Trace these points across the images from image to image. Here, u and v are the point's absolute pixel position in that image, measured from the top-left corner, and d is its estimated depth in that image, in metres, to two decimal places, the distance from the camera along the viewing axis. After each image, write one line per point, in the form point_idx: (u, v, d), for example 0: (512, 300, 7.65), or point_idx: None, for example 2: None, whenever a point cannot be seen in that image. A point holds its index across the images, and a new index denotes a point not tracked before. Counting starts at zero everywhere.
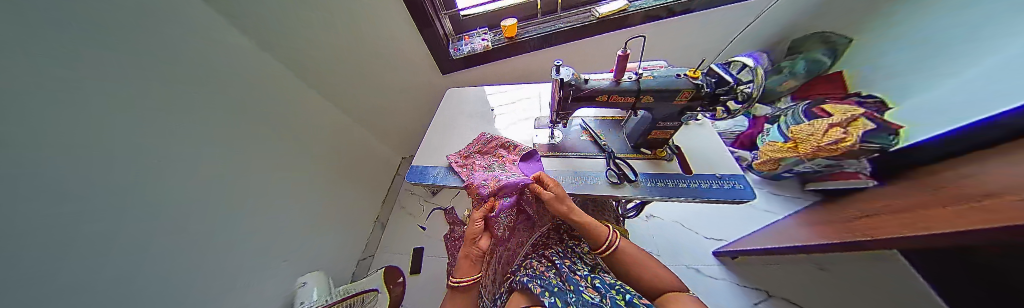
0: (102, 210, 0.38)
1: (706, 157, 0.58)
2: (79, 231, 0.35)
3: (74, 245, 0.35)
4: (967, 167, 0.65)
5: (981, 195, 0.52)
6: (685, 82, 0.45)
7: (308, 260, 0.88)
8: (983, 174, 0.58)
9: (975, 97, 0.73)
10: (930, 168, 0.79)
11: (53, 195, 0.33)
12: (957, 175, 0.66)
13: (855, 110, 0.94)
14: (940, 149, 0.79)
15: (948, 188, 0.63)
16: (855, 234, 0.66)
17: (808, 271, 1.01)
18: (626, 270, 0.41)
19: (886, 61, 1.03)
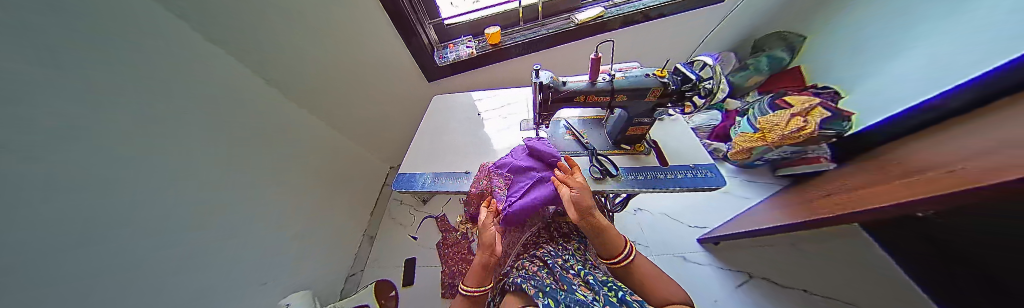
0: (91, 235, 0.37)
1: (680, 150, 0.62)
2: (63, 257, 0.34)
3: (52, 274, 0.33)
4: (908, 147, 0.73)
5: (917, 170, 0.59)
6: (652, 81, 0.49)
7: (296, 278, 0.85)
8: (919, 152, 0.65)
9: (922, 81, 0.85)
10: (879, 150, 0.88)
11: (39, 225, 0.31)
12: (899, 154, 0.74)
13: (813, 101, 1.04)
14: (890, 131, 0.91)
15: (895, 166, 0.70)
16: (819, 213, 0.72)
17: (784, 250, 1.08)
18: (642, 283, 0.41)
19: (832, 57, 1.19)
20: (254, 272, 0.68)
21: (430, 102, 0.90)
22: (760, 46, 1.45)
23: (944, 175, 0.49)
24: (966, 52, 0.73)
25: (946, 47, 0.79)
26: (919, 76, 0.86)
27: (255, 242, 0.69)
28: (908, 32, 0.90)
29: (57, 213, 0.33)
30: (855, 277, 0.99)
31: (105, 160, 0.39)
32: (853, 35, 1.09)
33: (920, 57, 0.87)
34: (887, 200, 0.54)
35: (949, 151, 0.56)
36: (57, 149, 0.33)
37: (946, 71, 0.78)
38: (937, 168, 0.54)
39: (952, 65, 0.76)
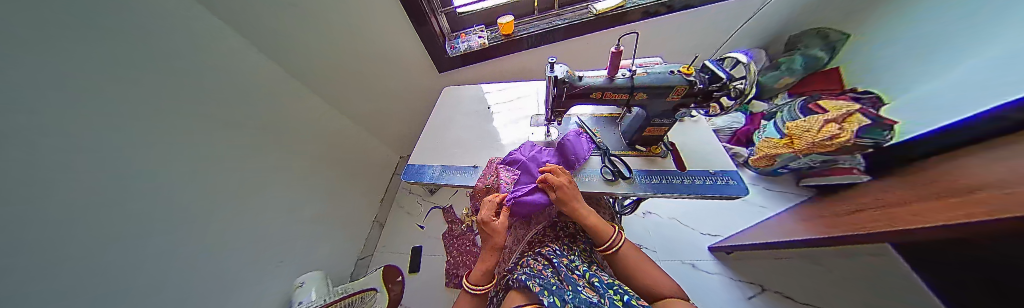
0: (100, 212, 0.39)
1: (701, 154, 0.58)
2: (66, 234, 0.35)
3: (60, 248, 0.34)
4: (958, 163, 0.66)
5: (968, 190, 0.53)
6: (678, 79, 0.45)
7: (306, 259, 0.89)
8: (972, 168, 0.59)
9: (970, 94, 0.74)
10: (924, 164, 0.79)
11: (41, 201, 0.32)
12: (948, 169, 0.67)
13: (852, 106, 0.94)
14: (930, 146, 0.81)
15: (942, 182, 0.63)
16: (848, 229, 0.67)
17: (801, 265, 1.03)
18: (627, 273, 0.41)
19: (888, 55, 1.04)
20: (262, 251, 0.71)
21: (441, 94, 0.89)
22: (794, 43, 1.35)
23: (1001, 196, 0.44)
24: (1012, 68, 0.65)
25: (1002, 57, 0.68)
26: (970, 88, 0.75)
27: (261, 223, 0.71)
28: (978, 31, 0.77)
29: (53, 192, 0.34)
30: None
31: (89, 140, 0.39)
32: (924, 32, 0.93)
33: (979, 65, 0.75)
34: (927, 219, 0.50)
35: (1011, 169, 0.50)
36: (42, 126, 0.32)
37: (990, 87, 0.68)
38: (991, 189, 0.48)
39: (996, 81, 0.67)
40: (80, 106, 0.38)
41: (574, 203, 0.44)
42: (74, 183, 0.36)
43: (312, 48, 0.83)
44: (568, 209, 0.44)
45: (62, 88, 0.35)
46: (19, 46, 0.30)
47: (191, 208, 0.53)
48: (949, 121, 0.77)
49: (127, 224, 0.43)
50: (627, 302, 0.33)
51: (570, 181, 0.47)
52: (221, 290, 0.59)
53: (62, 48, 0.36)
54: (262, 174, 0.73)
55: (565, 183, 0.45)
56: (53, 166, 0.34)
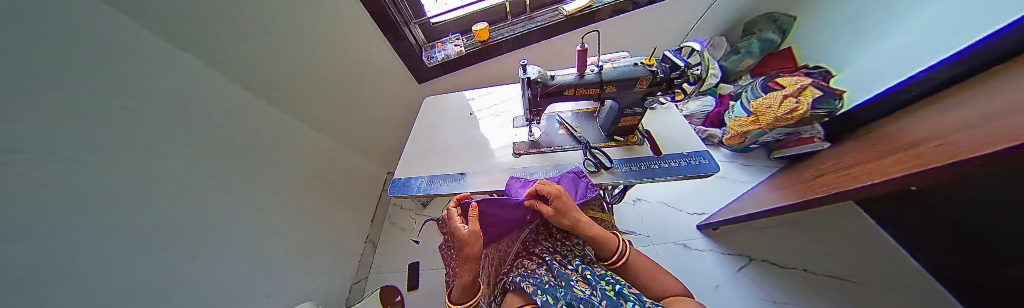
0: (123, 253, 0.38)
1: (673, 138, 0.62)
2: (104, 277, 0.35)
3: (89, 293, 0.33)
4: (908, 121, 0.74)
5: (917, 143, 0.59)
6: (641, 70, 0.48)
7: (300, 289, 0.84)
8: (925, 123, 0.65)
9: (929, 43, 0.84)
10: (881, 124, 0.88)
11: (71, 244, 0.31)
12: (901, 127, 0.75)
13: (803, 80, 1.05)
14: (877, 106, 0.95)
15: (895, 139, 0.70)
16: (816, 192, 0.72)
17: (782, 232, 1.10)
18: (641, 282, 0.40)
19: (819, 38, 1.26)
20: (261, 283, 0.68)
21: (422, 105, 0.89)
22: (750, 28, 1.44)
23: (934, 148, 0.50)
24: (949, 26, 0.79)
25: (932, 22, 0.85)
26: (905, 52, 0.91)
27: (263, 253, 0.69)
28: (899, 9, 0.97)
29: (93, 237, 0.34)
30: (848, 252, 1.01)
31: (124, 179, 0.39)
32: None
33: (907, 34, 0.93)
34: (883, 175, 0.55)
35: (954, 118, 0.56)
36: (81, 172, 0.33)
37: (928, 47, 0.84)
38: (934, 140, 0.55)
39: (933, 41, 0.83)
40: (123, 147, 0.39)
41: (572, 214, 0.42)
42: (103, 228, 0.36)
43: (309, 74, 0.83)
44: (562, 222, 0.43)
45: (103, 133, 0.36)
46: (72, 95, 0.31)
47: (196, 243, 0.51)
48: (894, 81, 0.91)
49: (145, 265, 0.42)
50: (619, 291, 0.35)
51: (563, 188, 0.44)
52: None
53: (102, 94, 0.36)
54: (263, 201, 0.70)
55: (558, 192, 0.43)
56: (90, 211, 0.34)
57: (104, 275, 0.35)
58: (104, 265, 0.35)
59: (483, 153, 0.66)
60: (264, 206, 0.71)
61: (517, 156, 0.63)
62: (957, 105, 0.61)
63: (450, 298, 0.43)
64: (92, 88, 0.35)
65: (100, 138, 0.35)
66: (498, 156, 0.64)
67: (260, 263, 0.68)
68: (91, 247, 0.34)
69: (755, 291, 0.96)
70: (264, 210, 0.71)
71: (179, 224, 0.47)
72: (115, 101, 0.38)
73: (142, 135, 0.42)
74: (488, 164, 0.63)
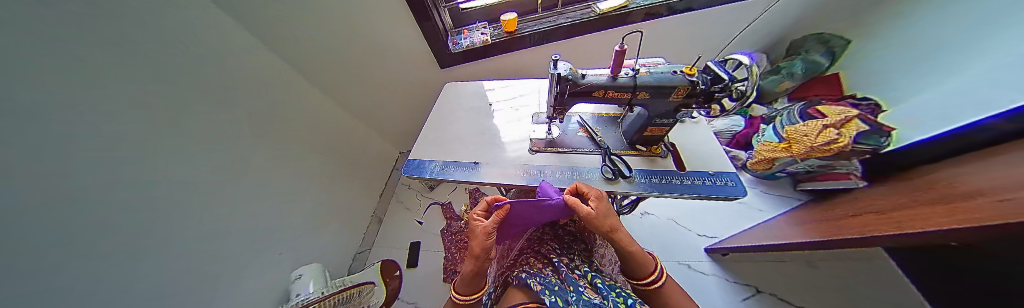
0: (98, 204, 0.37)
1: (700, 156, 0.58)
2: (88, 222, 0.36)
3: (58, 241, 0.32)
4: (965, 170, 0.66)
5: (971, 195, 0.54)
6: (680, 79, 0.46)
7: (302, 254, 0.87)
8: (987, 176, 0.58)
9: (985, 87, 0.74)
10: (933, 170, 0.79)
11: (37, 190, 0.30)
12: (954, 176, 0.67)
13: (850, 112, 0.96)
14: (937, 151, 0.85)
15: (946, 188, 0.64)
16: (845, 232, 0.67)
17: (798, 269, 1.04)
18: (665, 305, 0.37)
19: (869, 65, 1.12)
20: (261, 245, 0.70)
21: (443, 90, 0.89)
22: (798, 47, 1.36)
23: (992, 203, 0.46)
24: (1004, 73, 0.70)
25: (990, 64, 0.75)
26: (962, 95, 0.81)
27: (268, 216, 0.72)
28: (953, 46, 0.86)
29: (76, 180, 0.34)
30: (868, 302, 0.94)
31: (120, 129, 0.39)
32: (918, 31, 0.95)
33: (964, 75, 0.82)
34: (915, 226, 0.52)
35: (1023, 174, 0.49)
36: (56, 120, 0.32)
37: (987, 92, 0.74)
38: (992, 195, 0.49)
39: (991, 86, 0.73)
40: (105, 98, 0.38)
41: (612, 221, 0.40)
42: (81, 174, 0.35)
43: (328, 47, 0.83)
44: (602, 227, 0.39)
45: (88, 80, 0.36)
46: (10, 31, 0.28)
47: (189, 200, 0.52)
48: (953, 127, 0.80)
49: (138, 216, 0.43)
50: (630, 305, 0.34)
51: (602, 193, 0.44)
52: (215, 285, 0.57)
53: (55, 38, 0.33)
54: (262, 168, 0.71)
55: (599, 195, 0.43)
56: (69, 158, 0.34)
57: (91, 220, 0.36)
58: (79, 213, 0.35)
59: (499, 146, 0.66)
60: (268, 171, 0.73)
61: (533, 153, 0.62)
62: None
63: (456, 288, 0.42)
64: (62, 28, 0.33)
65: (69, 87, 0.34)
66: (513, 150, 0.64)
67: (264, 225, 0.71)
68: (73, 192, 0.34)
69: None
70: (270, 174, 0.73)
71: (166, 183, 0.47)
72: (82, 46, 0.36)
73: (120, 86, 0.41)
74: (503, 158, 0.63)
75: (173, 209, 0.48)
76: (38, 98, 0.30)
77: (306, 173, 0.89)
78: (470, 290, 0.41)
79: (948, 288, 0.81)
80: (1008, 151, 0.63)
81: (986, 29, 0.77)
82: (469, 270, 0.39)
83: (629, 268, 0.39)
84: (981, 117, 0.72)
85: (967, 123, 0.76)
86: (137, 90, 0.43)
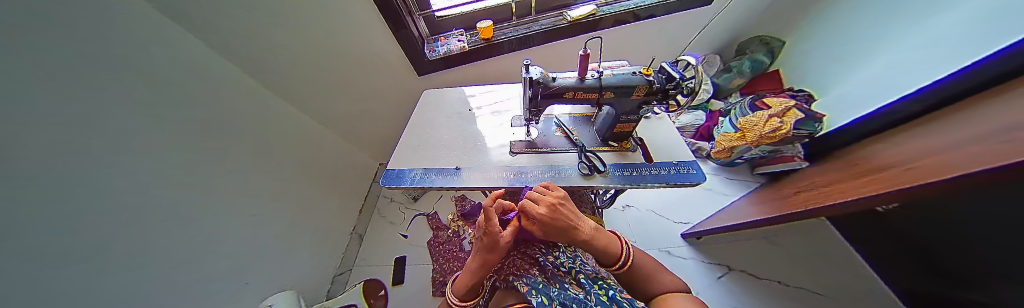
0: (70, 238, 0.34)
1: (665, 148, 0.64)
2: (57, 260, 0.33)
3: (32, 279, 0.30)
4: (878, 147, 0.79)
5: (885, 166, 0.64)
6: (639, 79, 0.50)
7: (280, 279, 0.81)
8: (894, 150, 0.69)
9: (913, 71, 0.89)
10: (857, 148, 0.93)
11: (19, 226, 0.28)
12: (871, 152, 0.80)
13: (788, 102, 1.11)
14: (856, 131, 1.02)
15: (866, 163, 0.75)
16: (793, 207, 0.76)
17: (761, 245, 1.15)
18: (640, 279, 0.41)
19: (805, 60, 1.32)
20: (239, 272, 0.65)
21: (421, 97, 0.88)
22: (743, 49, 1.51)
23: (902, 171, 0.55)
24: (936, 56, 0.83)
25: (917, 51, 0.90)
26: (888, 79, 0.97)
27: (244, 239, 0.67)
28: (876, 40, 1.03)
29: (49, 211, 0.32)
30: (818, 268, 1.07)
31: (91, 154, 0.37)
32: (848, 28, 1.13)
33: (890, 62, 0.98)
34: (858, 193, 0.58)
35: (919, 148, 0.60)
36: (42, 149, 0.31)
37: (913, 75, 0.89)
38: (898, 165, 0.60)
39: (920, 69, 0.87)
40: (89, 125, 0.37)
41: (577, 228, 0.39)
42: (58, 206, 0.33)
43: (303, 58, 0.80)
44: (566, 237, 0.39)
45: (72, 104, 0.34)
46: (15, 65, 0.28)
47: (163, 228, 0.48)
48: (875, 108, 0.97)
49: (108, 249, 0.39)
50: (612, 296, 0.36)
51: (564, 196, 0.43)
52: None
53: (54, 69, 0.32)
54: (243, 189, 0.67)
55: (559, 199, 0.41)
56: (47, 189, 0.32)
57: (61, 256, 0.33)
58: (53, 249, 0.32)
59: (478, 151, 0.66)
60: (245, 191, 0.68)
61: (514, 155, 0.64)
62: (923, 135, 0.66)
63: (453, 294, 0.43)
64: (50, 51, 0.31)
65: (58, 116, 0.32)
66: (494, 154, 0.65)
67: (240, 251, 0.66)
68: (46, 226, 0.31)
69: (732, 300, 1.00)
70: (247, 194, 0.68)
71: (139, 210, 0.44)
72: (83, 75, 0.36)
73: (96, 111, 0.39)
74: (484, 161, 0.64)
75: (143, 239, 0.44)
76: (28, 127, 0.29)
77: (283, 192, 0.83)
78: (469, 297, 0.42)
79: (884, 249, 0.94)
80: (911, 128, 0.76)
81: (911, 22, 0.92)
82: (467, 282, 0.41)
83: (599, 257, 0.41)
84: (904, 97, 0.87)
85: (889, 103, 0.91)
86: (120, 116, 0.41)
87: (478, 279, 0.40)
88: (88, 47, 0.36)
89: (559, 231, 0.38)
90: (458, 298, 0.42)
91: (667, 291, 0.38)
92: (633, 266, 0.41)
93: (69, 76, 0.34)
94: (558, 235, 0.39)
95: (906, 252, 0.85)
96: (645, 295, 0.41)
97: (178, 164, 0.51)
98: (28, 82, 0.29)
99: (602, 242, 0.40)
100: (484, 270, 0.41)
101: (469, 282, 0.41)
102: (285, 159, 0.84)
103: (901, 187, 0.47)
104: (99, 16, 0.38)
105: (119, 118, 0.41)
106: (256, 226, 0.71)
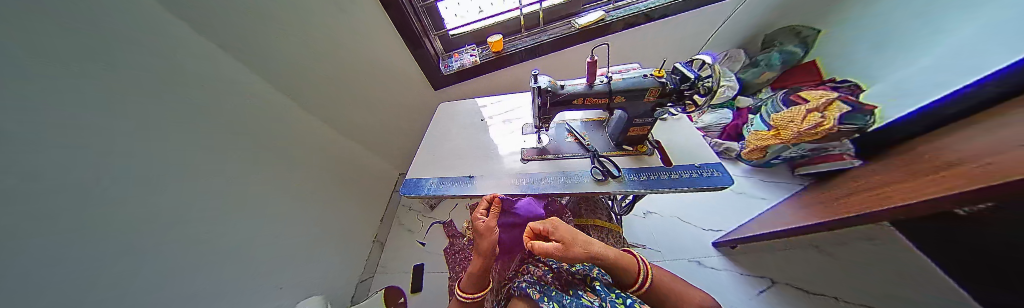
0: (67, 249, 0.36)
1: (686, 151, 0.60)
2: (56, 271, 0.35)
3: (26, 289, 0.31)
4: (950, 141, 0.68)
5: (961, 162, 0.55)
6: (651, 82, 0.49)
7: (301, 285, 0.85)
8: (973, 143, 0.59)
9: (977, 55, 0.78)
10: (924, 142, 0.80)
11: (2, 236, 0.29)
12: (942, 146, 0.68)
13: (830, 95, 1.00)
14: (914, 125, 0.90)
15: (936, 159, 0.65)
16: (844, 212, 0.68)
17: (810, 255, 1.02)
18: (672, 299, 0.38)
19: (847, 47, 1.21)
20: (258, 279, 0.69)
21: (437, 109, 0.93)
22: (771, 41, 1.38)
23: (981, 168, 0.47)
24: (999, 38, 0.73)
25: (983, 33, 0.78)
26: (952, 65, 0.85)
27: (264, 247, 0.72)
28: (938, 20, 0.91)
29: (41, 222, 0.34)
30: (888, 286, 0.91)
31: (95, 172, 0.40)
32: (902, 9, 1.00)
33: (957, 45, 0.85)
34: (921, 195, 0.51)
35: (1004, 140, 0.51)
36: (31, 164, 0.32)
37: (976, 60, 0.78)
38: (976, 161, 0.51)
39: (984, 53, 0.76)
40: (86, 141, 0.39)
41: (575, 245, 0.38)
42: (52, 217, 0.35)
43: None
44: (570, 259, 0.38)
45: (63, 117, 0.36)
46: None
47: (175, 238, 0.51)
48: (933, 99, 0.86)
49: (109, 259, 0.41)
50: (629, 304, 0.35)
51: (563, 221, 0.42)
52: None
53: (40, 88, 0.34)
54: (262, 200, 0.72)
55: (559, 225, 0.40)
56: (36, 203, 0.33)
57: (55, 265, 0.35)
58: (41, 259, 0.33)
59: (491, 159, 0.68)
60: (264, 202, 0.73)
61: (526, 162, 0.65)
62: (1009, 124, 0.55)
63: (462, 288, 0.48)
64: (38, 69, 0.33)
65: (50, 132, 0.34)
66: (506, 162, 0.66)
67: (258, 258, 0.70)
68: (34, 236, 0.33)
69: None
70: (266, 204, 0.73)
71: (147, 221, 0.47)
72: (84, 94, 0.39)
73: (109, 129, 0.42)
74: (496, 169, 0.65)
75: (155, 246, 0.47)
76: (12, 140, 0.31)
77: (305, 202, 0.89)
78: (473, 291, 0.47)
79: (965, 262, 0.81)
80: (994, 116, 0.63)
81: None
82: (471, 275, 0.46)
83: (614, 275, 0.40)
84: (965, 86, 0.77)
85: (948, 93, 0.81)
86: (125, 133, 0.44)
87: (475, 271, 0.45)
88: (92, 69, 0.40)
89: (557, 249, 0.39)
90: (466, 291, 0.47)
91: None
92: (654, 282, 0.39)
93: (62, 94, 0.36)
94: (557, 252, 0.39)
95: (991, 265, 0.72)
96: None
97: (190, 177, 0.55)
98: (11, 97, 0.31)
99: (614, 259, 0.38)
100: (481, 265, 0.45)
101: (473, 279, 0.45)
102: (306, 172, 0.90)
103: (972, 188, 0.42)
104: (102, 31, 0.42)
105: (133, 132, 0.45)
106: (278, 235, 0.77)
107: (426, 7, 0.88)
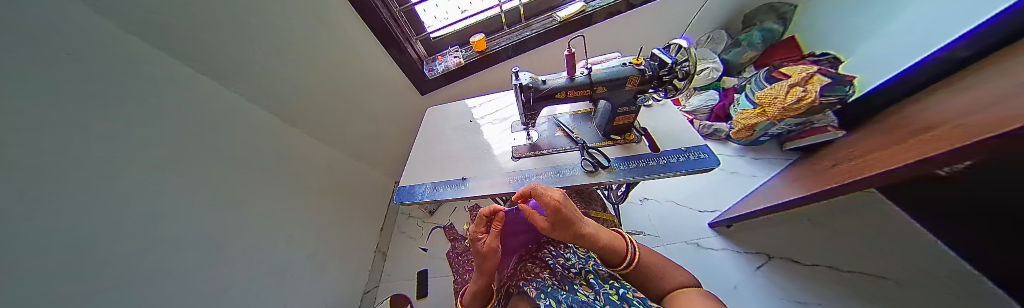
0: (91, 280, 0.37)
1: (672, 135, 0.61)
2: (85, 300, 0.36)
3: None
4: (925, 104, 0.70)
5: (937, 124, 0.57)
6: (630, 70, 0.50)
7: (308, 300, 0.85)
8: (947, 105, 0.61)
9: (951, 22, 0.81)
10: (901, 108, 0.83)
11: (28, 275, 0.30)
12: (919, 110, 0.71)
13: (810, 69, 1.02)
14: (892, 93, 0.93)
15: (913, 122, 0.67)
16: (831, 182, 0.69)
17: (803, 227, 1.05)
18: (654, 275, 0.40)
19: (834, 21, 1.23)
20: (266, 298, 0.69)
21: (427, 114, 0.92)
22: (751, 20, 1.41)
23: (953, 129, 0.49)
24: (969, 5, 0.76)
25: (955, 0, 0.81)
26: (930, 33, 0.88)
27: (270, 266, 0.72)
28: None
29: (65, 257, 0.34)
30: (877, 249, 0.94)
31: (109, 203, 0.40)
32: None
33: (932, 14, 0.88)
34: (899, 161, 0.53)
35: (973, 99, 0.53)
36: (49, 202, 0.33)
37: (950, 27, 0.81)
38: (949, 123, 0.53)
39: (957, 19, 0.79)
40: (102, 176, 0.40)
41: (577, 225, 0.38)
42: (80, 251, 0.36)
43: (312, 93, 0.87)
44: (568, 234, 0.39)
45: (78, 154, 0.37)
46: (22, 125, 0.30)
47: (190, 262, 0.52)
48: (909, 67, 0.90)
49: (133, 286, 0.42)
50: (622, 295, 0.35)
51: (564, 196, 0.39)
52: None
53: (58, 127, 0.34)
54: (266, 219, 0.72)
55: (560, 201, 0.37)
56: (59, 238, 0.34)
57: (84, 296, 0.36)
58: (69, 291, 0.34)
59: (482, 160, 0.68)
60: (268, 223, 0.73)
61: (517, 160, 0.65)
62: (976, 84, 0.58)
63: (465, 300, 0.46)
64: (48, 109, 0.34)
65: (67, 170, 0.35)
66: (497, 162, 0.66)
67: (265, 278, 0.70)
68: (67, 270, 0.34)
69: (776, 292, 0.91)
70: (273, 221, 0.74)
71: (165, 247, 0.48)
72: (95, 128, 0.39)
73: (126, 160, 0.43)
74: (488, 169, 0.65)
75: (171, 270, 0.48)
76: (35, 181, 0.31)
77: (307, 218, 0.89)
78: (480, 302, 0.44)
79: (942, 221, 0.85)
80: (966, 76, 0.66)
81: None
82: (474, 288, 0.44)
83: (603, 257, 0.41)
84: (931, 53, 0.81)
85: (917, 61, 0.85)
86: (138, 163, 0.45)
87: (481, 285, 0.42)
88: (98, 103, 0.40)
89: (558, 227, 0.38)
90: (470, 303, 0.45)
91: (684, 288, 0.36)
92: (642, 261, 0.40)
93: (78, 131, 0.37)
94: (559, 231, 0.39)
95: (968, 220, 0.76)
96: (660, 290, 0.39)
97: (200, 202, 0.55)
98: (32, 139, 0.31)
99: (604, 240, 0.39)
100: (485, 280, 0.42)
101: (474, 289, 0.43)
102: (309, 186, 0.91)
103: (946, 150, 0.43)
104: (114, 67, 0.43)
105: (139, 160, 0.45)
106: (282, 253, 0.77)
107: (405, 11, 0.87)
